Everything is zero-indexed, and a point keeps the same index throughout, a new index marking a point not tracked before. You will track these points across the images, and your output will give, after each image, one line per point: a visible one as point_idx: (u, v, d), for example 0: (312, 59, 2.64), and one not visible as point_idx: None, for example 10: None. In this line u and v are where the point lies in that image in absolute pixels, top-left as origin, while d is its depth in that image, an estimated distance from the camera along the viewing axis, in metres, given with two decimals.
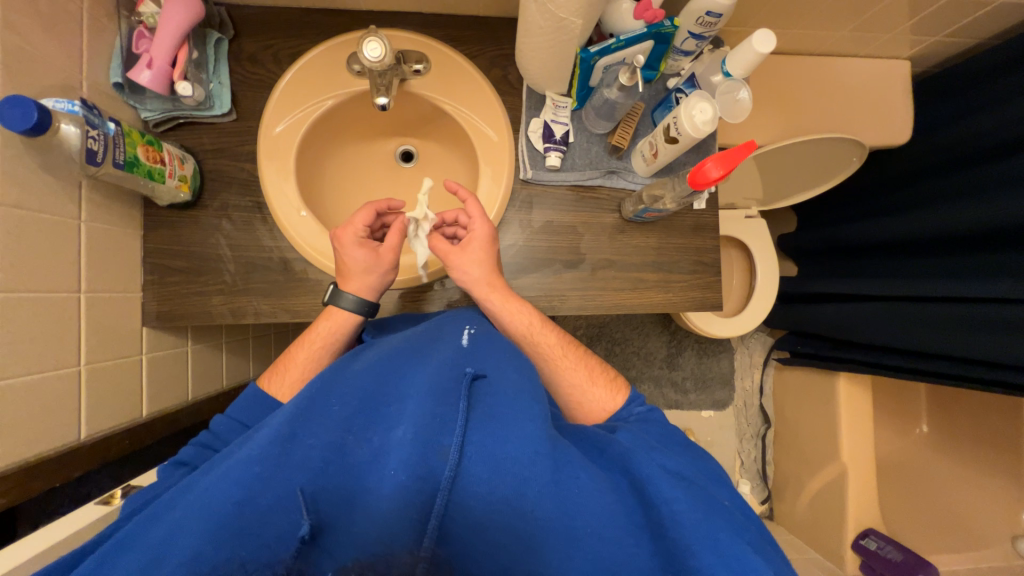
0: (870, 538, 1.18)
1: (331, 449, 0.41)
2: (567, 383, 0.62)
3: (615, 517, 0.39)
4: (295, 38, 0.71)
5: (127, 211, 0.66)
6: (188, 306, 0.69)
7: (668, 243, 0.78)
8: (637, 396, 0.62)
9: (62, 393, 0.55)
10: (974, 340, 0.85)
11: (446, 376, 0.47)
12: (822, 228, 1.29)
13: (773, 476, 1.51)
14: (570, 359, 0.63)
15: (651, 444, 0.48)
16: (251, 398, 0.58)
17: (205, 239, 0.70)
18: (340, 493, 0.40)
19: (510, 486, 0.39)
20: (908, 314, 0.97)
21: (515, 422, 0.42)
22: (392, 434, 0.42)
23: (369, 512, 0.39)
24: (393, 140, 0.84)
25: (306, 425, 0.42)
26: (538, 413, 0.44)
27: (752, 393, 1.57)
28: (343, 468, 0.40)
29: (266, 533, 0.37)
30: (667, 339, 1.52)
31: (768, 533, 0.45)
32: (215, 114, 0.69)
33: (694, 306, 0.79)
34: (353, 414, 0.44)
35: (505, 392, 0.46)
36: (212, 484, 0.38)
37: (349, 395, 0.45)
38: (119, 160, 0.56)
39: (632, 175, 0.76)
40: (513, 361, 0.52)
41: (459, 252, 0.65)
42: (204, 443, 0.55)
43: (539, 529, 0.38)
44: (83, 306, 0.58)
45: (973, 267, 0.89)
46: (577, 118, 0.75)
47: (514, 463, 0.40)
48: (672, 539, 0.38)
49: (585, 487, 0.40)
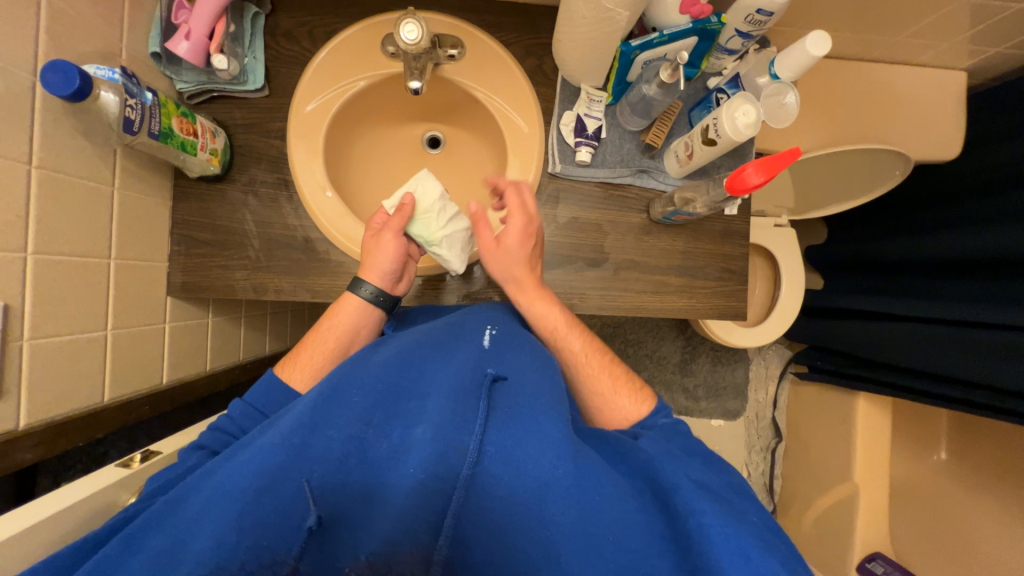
0: (876, 562, 1.16)
1: (352, 442, 0.40)
2: (588, 392, 0.61)
3: (634, 528, 0.38)
4: (330, 16, 0.71)
5: (158, 182, 0.66)
6: (212, 279, 0.70)
7: (695, 247, 0.76)
8: (663, 408, 0.59)
9: (88, 357, 0.56)
10: (1010, 369, 0.81)
11: (466, 376, 0.47)
12: (854, 241, 1.25)
13: (779, 490, 1.49)
14: (594, 365, 0.62)
15: (677, 454, 0.47)
16: (273, 389, 0.58)
17: (232, 214, 0.70)
18: (359, 486, 0.39)
19: (530, 489, 0.39)
20: (941, 338, 0.93)
21: (534, 423, 0.42)
22: (413, 432, 0.42)
23: (389, 507, 0.38)
24: (421, 126, 0.83)
25: (326, 416, 0.41)
26: (560, 415, 0.43)
27: (765, 406, 1.54)
28: (363, 461, 0.40)
29: (286, 522, 0.37)
30: (682, 344, 1.50)
31: (797, 556, 0.43)
32: (248, 89, 0.69)
33: (717, 314, 0.77)
34: (374, 407, 0.43)
35: (528, 394, 0.45)
36: (236, 471, 0.39)
37: (369, 387, 0.45)
38: (154, 130, 0.56)
39: (664, 175, 0.74)
40: (535, 361, 0.51)
41: (497, 252, 0.63)
42: (221, 428, 0.55)
43: (562, 536, 0.37)
44: (113, 274, 0.59)
45: (1012, 293, 0.85)
46: (610, 113, 0.73)
47: (534, 466, 0.39)
48: (699, 554, 0.36)
49: (606, 494, 0.39)
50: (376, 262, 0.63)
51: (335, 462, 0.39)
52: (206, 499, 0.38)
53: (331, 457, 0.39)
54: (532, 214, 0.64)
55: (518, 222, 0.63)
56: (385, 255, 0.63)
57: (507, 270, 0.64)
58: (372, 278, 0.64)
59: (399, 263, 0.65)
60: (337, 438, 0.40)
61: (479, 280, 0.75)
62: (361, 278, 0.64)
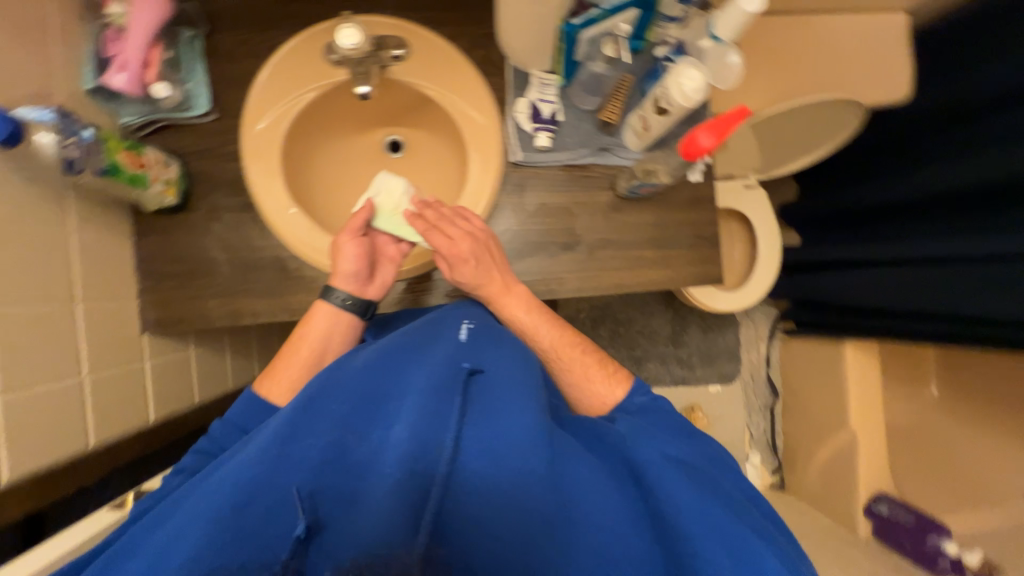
0: (881, 503, 1.22)
1: (330, 450, 0.41)
2: (569, 381, 0.62)
3: (614, 507, 0.41)
4: (270, 31, 0.70)
5: (115, 219, 0.65)
6: (185, 311, 0.69)
7: (665, 218, 0.77)
8: (640, 386, 0.61)
9: (66, 405, 0.55)
10: (985, 300, 0.83)
11: (443, 371, 0.47)
12: (825, 193, 1.26)
13: (783, 446, 1.51)
14: (570, 354, 0.63)
15: (652, 433, 0.49)
16: (251, 405, 0.58)
17: (197, 242, 0.69)
18: (340, 492, 0.40)
19: (508, 480, 0.39)
20: (927, 278, 0.93)
21: (513, 415, 0.43)
22: (391, 432, 0.42)
23: (368, 509, 0.38)
24: (380, 131, 0.82)
25: (305, 425, 0.42)
26: (536, 406, 0.44)
27: (759, 366, 1.56)
28: (341, 468, 0.40)
29: (269, 535, 0.38)
30: (671, 316, 1.52)
31: (774, 521, 0.49)
32: (194, 114, 0.68)
33: (695, 281, 0.78)
34: (350, 412, 0.44)
35: (505, 385, 0.46)
36: (216, 490, 0.39)
37: (347, 395, 0.45)
38: (98, 166, 0.55)
39: (625, 150, 0.74)
40: (512, 352, 0.52)
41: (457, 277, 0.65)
42: (203, 450, 0.55)
43: (543, 522, 0.38)
44: (81, 319, 0.58)
45: (986, 224, 0.87)
46: (564, 95, 0.73)
47: (512, 457, 0.40)
48: (672, 525, 0.40)
49: (584, 479, 0.42)
50: (344, 258, 0.64)
51: (313, 470, 0.40)
52: (184, 518, 0.38)
53: (310, 466, 0.40)
54: (478, 244, 0.64)
55: (458, 231, 0.64)
56: (350, 251, 0.64)
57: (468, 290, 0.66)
58: (343, 284, 0.64)
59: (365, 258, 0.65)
60: (316, 446, 0.41)
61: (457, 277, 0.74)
62: (333, 286, 0.64)
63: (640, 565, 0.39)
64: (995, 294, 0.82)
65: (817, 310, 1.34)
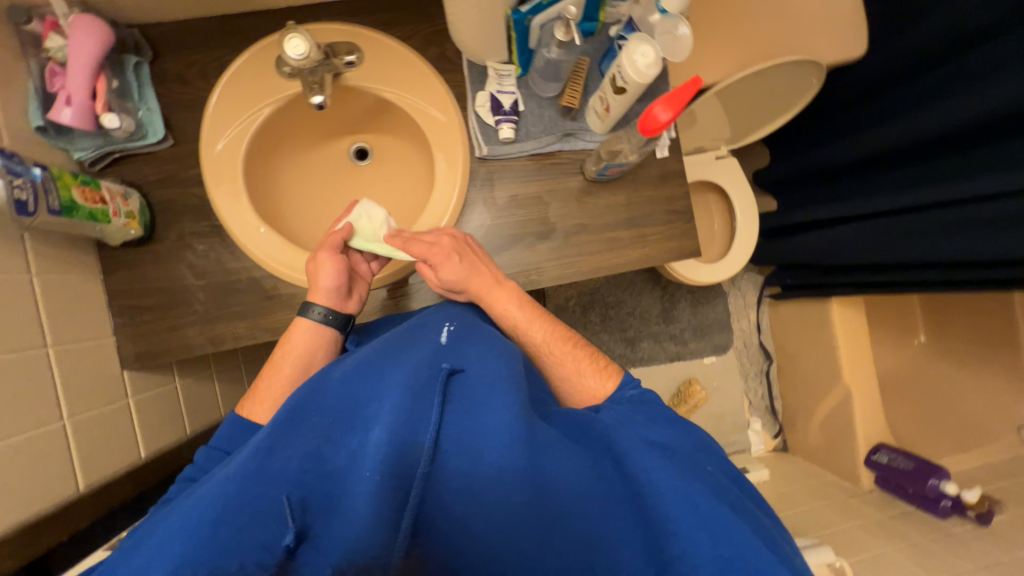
0: (881, 453, 1.22)
1: (310, 459, 0.41)
2: (560, 376, 0.62)
3: (594, 494, 0.42)
4: (217, 50, 0.69)
5: (80, 258, 0.64)
6: (164, 343, 0.68)
7: (636, 196, 0.77)
8: (630, 379, 0.60)
9: (48, 451, 0.54)
10: (965, 243, 0.84)
11: (421, 373, 0.47)
12: (795, 155, 1.27)
13: (781, 409, 1.54)
14: (558, 350, 0.63)
15: (633, 416, 0.51)
16: (234, 427, 0.57)
17: (168, 272, 0.68)
18: (324, 500, 0.41)
19: (488, 475, 0.41)
20: (909, 225, 0.94)
21: (491, 412, 0.44)
22: (370, 436, 0.43)
23: (348, 514, 0.39)
24: (344, 140, 0.81)
25: (283, 438, 0.42)
26: (513, 399, 0.45)
27: (751, 333, 1.58)
28: (322, 475, 0.41)
29: (248, 545, 0.37)
30: (659, 294, 1.53)
31: (760, 498, 0.50)
32: (150, 142, 0.67)
33: (673, 256, 0.78)
34: (331, 422, 0.44)
35: (483, 383, 0.47)
36: (191, 506, 0.38)
37: (326, 405, 0.45)
38: (55, 207, 0.54)
39: (589, 134, 0.74)
40: (492, 348, 0.52)
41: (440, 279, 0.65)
42: (188, 478, 0.54)
43: (522, 513, 0.40)
44: (54, 363, 0.57)
45: (939, 173, 0.90)
46: (524, 85, 0.72)
47: (490, 453, 0.41)
48: (652, 507, 0.42)
49: (565, 470, 0.42)
50: (320, 276, 0.64)
51: (294, 480, 0.40)
52: (158, 541, 0.37)
53: (290, 476, 0.40)
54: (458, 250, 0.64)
55: (430, 236, 0.65)
56: (326, 271, 0.64)
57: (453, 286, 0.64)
58: (321, 298, 0.64)
59: (342, 278, 0.65)
60: (294, 457, 0.41)
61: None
62: (311, 301, 0.64)
63: (620, 547, 0.40)
64: (969, 233, 0.83)
65: (800, 272, 1.35)
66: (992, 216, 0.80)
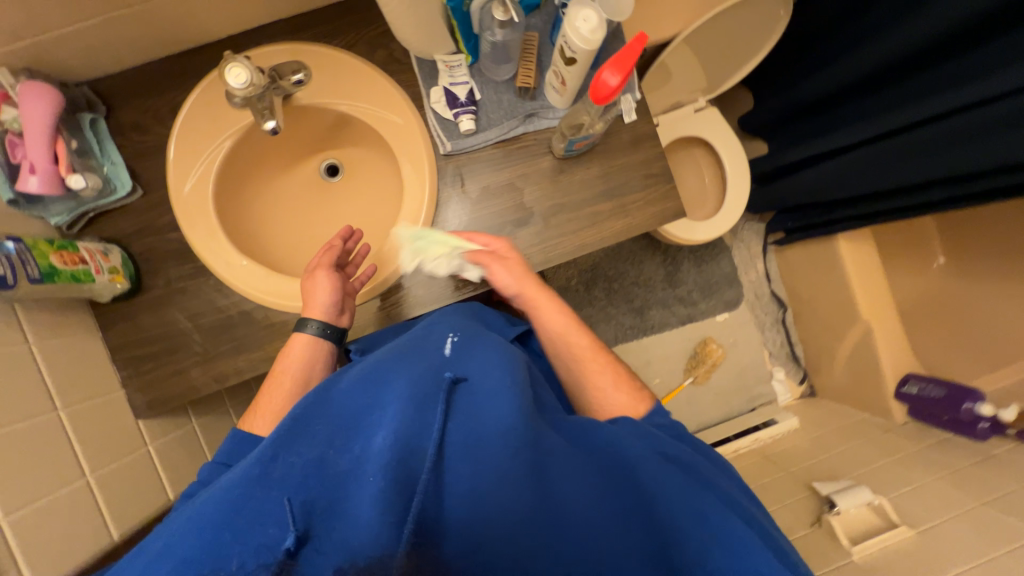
0: (911, 383, 1.20)
1: (313, 466, 0.42)
2: (590, 386, 0.64)
3: (603, 502, 0.44)
4: (169, 93, 0.69)
5: (75, 319, 0.65)
6: (169, 388, 0.70)
7: (611, 166, 0.75)
8: (660, 408, 0.61)
9: (76, 508, 0.57)
10: (977, 151, 0.78)
11: (424, 382, 0.47)
12: (778, 93, 1.22)
13: (803, 355, 1.50)
14: (599, 361, 0.65)
15: (649, 438, 0.53)
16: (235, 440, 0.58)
17: (161, 319, 0.70)
18: (327, 503, 0.41)
19: (491, 479, 0.42)
20: (910, 142, 0.88)
21: (495, 421, 0.45)
22: (372, 441, 0.43)
23: (351, 516, 0.40)
24: (313, 159, 0.81)
25: (287, 446, 0.43)
26: (520, 410, 0.45)
27: (761, 284, 1.54)
28: (325, 481, 0.41)
29: (250, 543, 0.38)
30: (661, 259, 1.50)
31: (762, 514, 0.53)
32: (121, 195, 0.68)
33: (658, 221, 0.76)
34: (335, 430, 0.45)
35: (488, 394, 0.47)
36: (200, 510, 0.40)
37: (332, 416, 0.46)
38: (35, 275, 0.55)
39: (552, 111, 0.72)
40: (495, 357, 0.52)
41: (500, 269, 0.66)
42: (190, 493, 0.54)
43: (529, 517, 0.41)
44: (68, 425, 0.59)
45: (926, 86, 0.86)
46: (477, 72, 0.71)
47: (495, 460, 0.42)
48: (660, 517, 0.45)
49: (575, 483, 0.44)
50: (313, 295, 0.65)
51: (297, 485, 0.40)
52: (166, 543, 0.38)
53: (294, 481, 0.41)
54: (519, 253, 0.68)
55: (482, 249, 0.66)
56: (318, 289, 0.65)
57: (508, 284, 0.66)
58: (314, 314, 0.65)
59: (336, 295, 0.66)
60: (298, 464, 0.41)
61: (433, 279, 0.73)
62: (306, 317, 0.65)
63: (628, 551, 0.42)
64: (951, 151, 0.81)
65: (801, 212, 1.31)
66: (975, 124, 0.77)
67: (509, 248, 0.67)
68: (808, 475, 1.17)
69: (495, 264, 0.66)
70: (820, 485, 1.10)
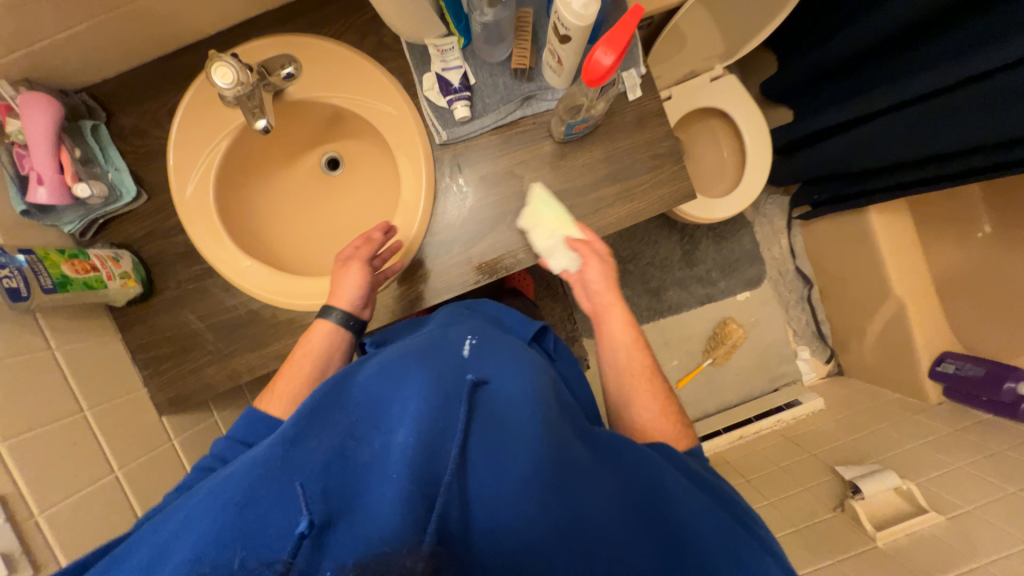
0: (947, 362, 1.14)
1: (334, 454, 0.42)
2: (634, 409, 0.60)
3: (627, 517, 0.43)
4: (165, 95, 0.69)
5: (95, 323, 0.68)
6: (187, 385, 0.72)
7: (615, 148, 0.71)
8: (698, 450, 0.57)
9: (107, 501, 0.60)
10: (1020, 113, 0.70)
11: (447, 383, 0.47)
12: (804, 54, 1.12)
13: (830, 333, 1.44)
14: (653, 386, 0.61)
15: (667, 450, 0.53)
16: (250, 418, 0.58)
17: (175, 320, 0.72)
18: (344, 493, 0.41)
19: (513, 486, 0.41)
20: (942, 107, 0.81)
21: (518, 428, 0.44)
22: (393, 437, 0.43)
23: (369, 510, 0.39)
24: (313, 153, 0.80)
25: (309, 432, 0.43)
26: (542, 418, 0.46)
27: (785, 260, 1.47)
28: (345, 470, 0.42)
29: (270, 527, 0.38)
30: (678, 237, 1.44)
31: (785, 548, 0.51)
32: (127, 201, 0.69)
33: (666, 205, 0.72)
34: (356, 422, 0.45)
35: (509, 399, 0.47)
36: (222, 487, 0.40)
37: (353, 406, 0.46)
38: (48, 285, 0.57)
39: (551, 92, 0.68)
40: (514, 361, 0.53)
41: (593, 267, 0.66)
42: (205, 466, 0.55)
43: (550, 528, 0.40)
44: (94, 424, 0.63)
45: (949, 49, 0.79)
46: (470, 54, 0.68)
47: (516, 466, 0.42)
48: (683, 537, 0.43)
49: (600, 496, 0.43)
50: (343, 285, 0.65)
51: (317, 471, 0.40)
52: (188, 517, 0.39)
53: (315, 467, 0.40)
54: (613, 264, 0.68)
55: (587, 251, 0.66)
56: (350, 279, 0.65)
57: (598, 282, 0.66)
58: (340, 302, 0.65)
59: (365, 289, 0.65)
60: (319, 450, 0.42)
61: (451, 265, 0.72)
62: (331, 304, 0.64)
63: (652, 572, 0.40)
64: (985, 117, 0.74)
65: (825, 186, 1.24)
66: (1007, 88, 0.70)
67: (608, 262, 0.67)
68: (831, 458, 1.14)
69: (592, 262, 0.66)
70: (843, 469, 1.07)
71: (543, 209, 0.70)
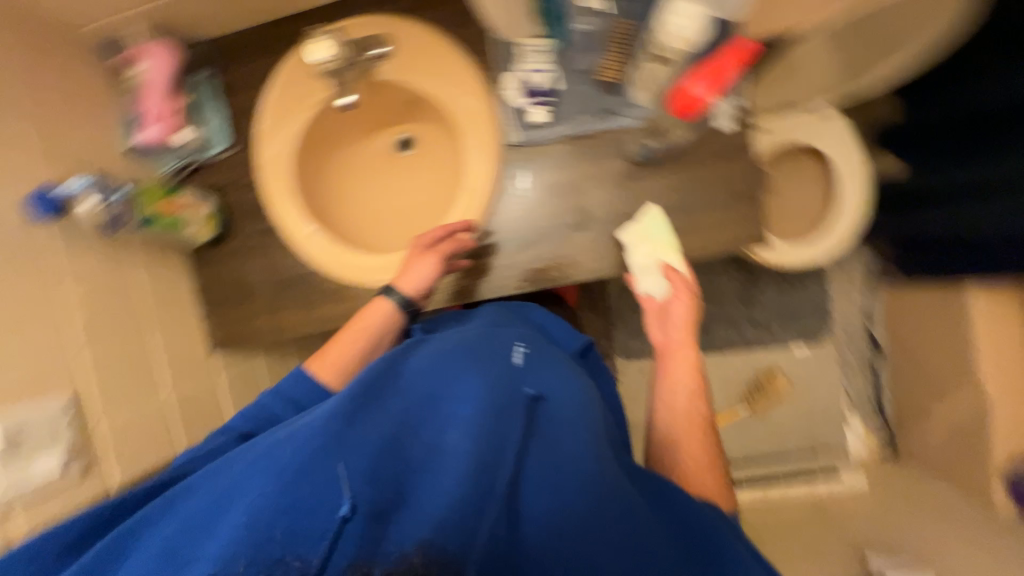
0: None
1: (387, 439, 0.40)
2: (683, 458, 0.53)
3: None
4: (264, 58, 0.73)
5: (171, 257, 0.75)
6: (238, 329, 0.78)
7: (691, 177, 0.67)
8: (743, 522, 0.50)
9: (152, 418, 0.67)
10: None
11: (505, 391, 0.46)
12: None
13: (892, 411, 1.28)
14: (708, 440, 0.55)
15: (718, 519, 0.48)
16: (298, 380, 0.58)
17: (238, 267, 0.77)
18: (394, 483, 0.38)
19: (567, 513, 0.38)
20: None
21: (573, 453, 0.42)
22: (447, 436, 0.41)
23: (418, 508, 0.36)
24: (388, 130, 0.81)
25: (364, 411, 0.41)
26: (601, 448, 0.43)
27: (857, 321, 1.33)
28: (397, 459, 0.39)
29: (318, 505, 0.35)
30: (742, 276, 1.34)
31: None
32: (217, 150, 0.75)
33: (733, 246, 0.68)
34: (408, 409, 0.43)
35: (565, 422, 0.46)
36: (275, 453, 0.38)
37: (407, 392, 0.44)
38: (136, 220, 0.67)
39: (633, 109, 0.67)
40: (571, 384, 0.53)
41: (678, 301, 0.64)
42: (250, 415, 0.55)
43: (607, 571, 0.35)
44: (154, 347, 0.69)
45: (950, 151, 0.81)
46: (561, 57, 0.67)
47: (573, 492, 0.39)
48: None
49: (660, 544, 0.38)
50: (412, 275, 0.66)
51: (370, 452, 0.38)
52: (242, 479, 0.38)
53: (368, 449, 0.38)
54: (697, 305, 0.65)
55: (679, 284, 0.64)
56: (420, 272, 0.66)
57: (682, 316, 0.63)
58: (405, 288, 0.66)
59: (431, 282, 0.67)
60: (373, 432, 0.39)
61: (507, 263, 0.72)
62: (394, 286, 0.66)
63: None
64: None
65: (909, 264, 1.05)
66: None
67: (695, 302, 0.65)
68: None
69: (679, 295, 0.64)
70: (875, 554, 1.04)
71: (651, 228, 0.67)
